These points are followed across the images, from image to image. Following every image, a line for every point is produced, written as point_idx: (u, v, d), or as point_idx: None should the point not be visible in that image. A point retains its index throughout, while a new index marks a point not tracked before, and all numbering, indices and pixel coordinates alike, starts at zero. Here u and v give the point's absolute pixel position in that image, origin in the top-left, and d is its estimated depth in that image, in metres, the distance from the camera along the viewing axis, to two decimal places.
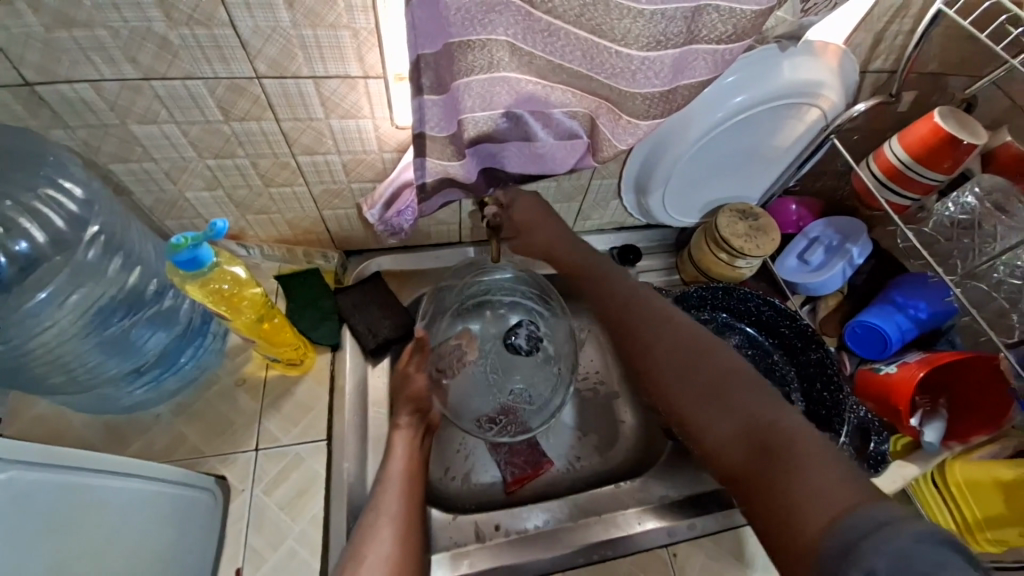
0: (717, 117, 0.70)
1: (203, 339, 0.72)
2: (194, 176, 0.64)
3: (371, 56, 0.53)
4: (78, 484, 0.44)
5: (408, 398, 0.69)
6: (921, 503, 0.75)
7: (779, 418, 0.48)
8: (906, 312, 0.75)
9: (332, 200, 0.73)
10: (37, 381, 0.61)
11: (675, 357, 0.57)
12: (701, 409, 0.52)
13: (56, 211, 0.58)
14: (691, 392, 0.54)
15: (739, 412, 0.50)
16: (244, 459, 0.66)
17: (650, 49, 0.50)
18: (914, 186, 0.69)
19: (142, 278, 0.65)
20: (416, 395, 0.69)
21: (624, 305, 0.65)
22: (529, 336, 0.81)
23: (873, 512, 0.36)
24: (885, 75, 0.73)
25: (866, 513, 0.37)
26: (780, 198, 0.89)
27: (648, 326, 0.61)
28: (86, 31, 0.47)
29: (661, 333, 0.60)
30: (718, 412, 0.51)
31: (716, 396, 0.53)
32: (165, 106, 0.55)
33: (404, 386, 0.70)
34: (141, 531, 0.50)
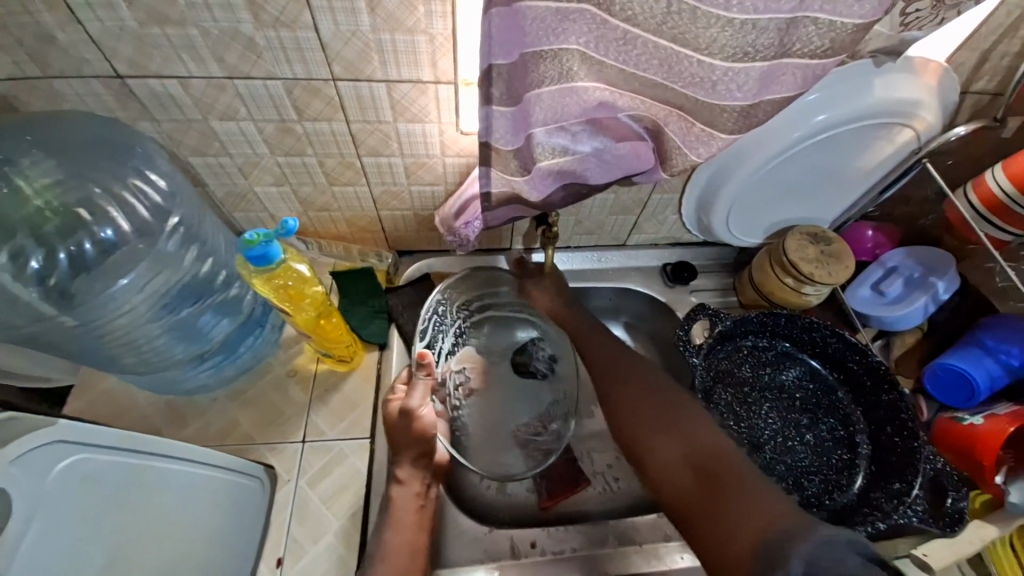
0: (794, 136, 0.66)
1: (261, 329, 0.74)
2: (264, 172, 0.66)
3: (444, 62, 0.53)
4: (144, 467, 0.46)
5: (411, 440, 0.64)
6: (998, 569, 0.67)
7: (712, 440, 0.57)
8: (997, 358, 0.68)
9: (391, 201, 0.73)
10: (111, 362, 0.63)
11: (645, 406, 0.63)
12: (654, 435, 0.60)
13: (142, 201, 0.62)
14: (650, 426, 0.61)
15: (683, 439, 0.58)
16: (290, 451, 0.68)
17: (734, 59, 0.47)
18: (1021, 220, 0.62)
19: (213, 268, 0.68)
20: (420, 435, 0.64)
21: (595, 344, 0.74)
22: (547, 356, 0.83)
23: (790, 522, 0.44)
24: (987, 97, 0.66)
25: (784, 525, 0.43)
26: (855, 222, 0.83)
27: (624, 377, 0.68)
28: (179, 29, 0.49)
29: (630, 388, 0.67)
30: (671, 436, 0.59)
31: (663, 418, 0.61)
32: (244, 103, 0.57)
33: (406, 426, 0.64)
34: (196, 515, 0.52)
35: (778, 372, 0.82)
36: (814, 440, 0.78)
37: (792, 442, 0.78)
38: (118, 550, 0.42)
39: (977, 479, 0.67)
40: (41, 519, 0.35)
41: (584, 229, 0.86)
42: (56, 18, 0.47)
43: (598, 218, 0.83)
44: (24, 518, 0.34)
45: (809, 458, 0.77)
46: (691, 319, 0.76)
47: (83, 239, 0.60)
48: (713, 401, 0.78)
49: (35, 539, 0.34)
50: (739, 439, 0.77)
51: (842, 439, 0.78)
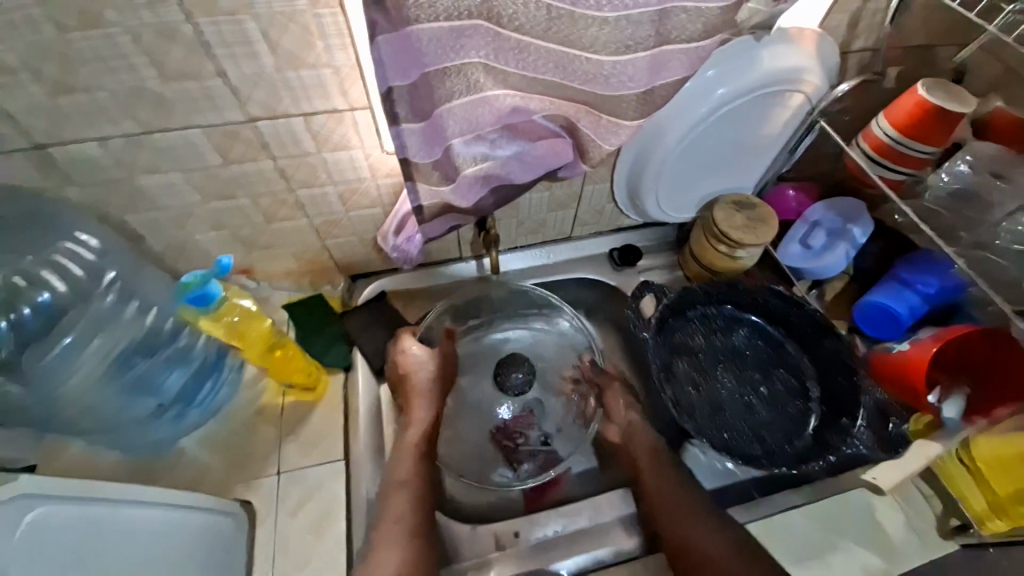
0: (701, 112, 0.70)
1: (220, 373, 0.75)
2: (199, 220, 0.67)
3: (354, 90, 0.55)
4: (107, 516, 0.49)
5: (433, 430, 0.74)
6: (949, 482, 0.73)
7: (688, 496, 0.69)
8: (914, 289, 0.74)
9: (332, 229, 0.75)
10: (62, 427, 0.64)
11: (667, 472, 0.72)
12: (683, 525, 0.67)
13: (77, 263, 0.64)
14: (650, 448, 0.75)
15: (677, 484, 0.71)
16: (267, 488, 0.69)
17: (620, 53, 0.51)
18: (908, 160, 0.68)
19: (159, 318, 0.69)
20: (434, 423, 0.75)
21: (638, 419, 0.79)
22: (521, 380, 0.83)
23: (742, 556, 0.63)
24: (869, 53, 0.72)
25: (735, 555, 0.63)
26: (775, 185, 0.88)
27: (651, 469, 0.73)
28: (90, 96, 0.50)
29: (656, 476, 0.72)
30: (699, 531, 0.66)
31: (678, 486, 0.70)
32: (166, 156, 0.58)
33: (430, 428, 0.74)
34: (183, 553, 0.54)
35: (728, 335, 0.86)
36: (770, 393, 0.82)
37: (750, 399, 0.82)
38: None
39: (913, 402, 0.72)
40: None
41: (526, 229, 0.89)
42: None
43: (539, 215, 0.86)
44: None
45: (769, 411, 0.81)
46: (637, 297, 0.83)
47: (21, 306, 0.62)
48: (672, 372, 0.82)
49: None
50: (700, 404, 0.80)
51: (796, 388, 0.82)
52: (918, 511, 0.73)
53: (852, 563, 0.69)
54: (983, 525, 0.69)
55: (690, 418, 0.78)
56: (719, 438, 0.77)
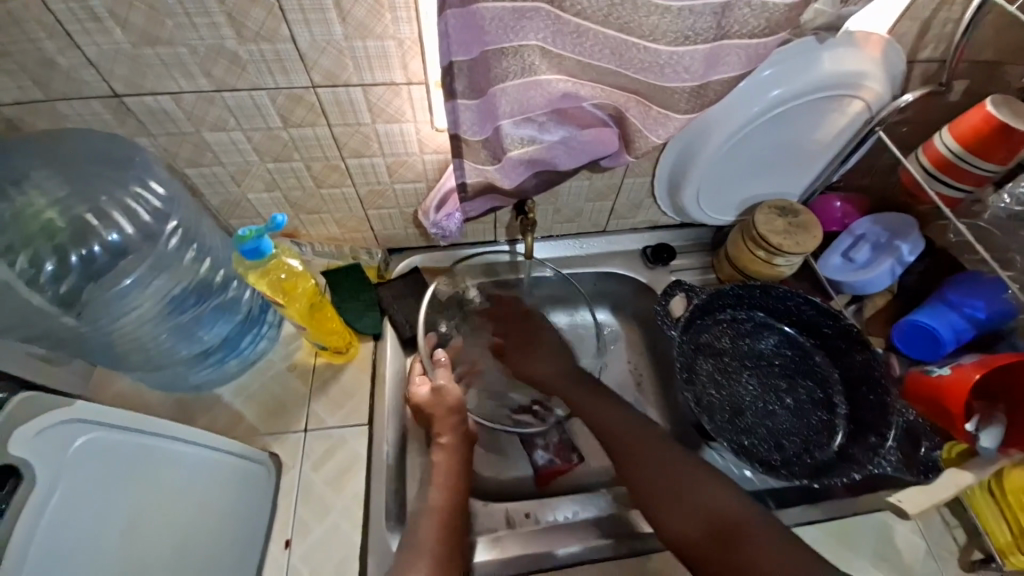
0: (753, 112, 0.70)
1: (260, 327, 0.79)
2: (255, 178, 0.71)
3: (414, 63, 0.57)
4: (155, 446, 0.51)
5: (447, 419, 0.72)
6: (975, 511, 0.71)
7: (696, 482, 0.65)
8: (960, 311, 0.72)
9: (376, 200, 0.77)
10: (118, 359, 0.70)
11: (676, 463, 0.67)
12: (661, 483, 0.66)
13: (143, 206, 0.68)
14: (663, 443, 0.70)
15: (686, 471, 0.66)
16: (293, 439, 0.72)
17: (677, 44, 0.51)
18: (968, 177, 0.65)
19: (210, 269, 0.74)
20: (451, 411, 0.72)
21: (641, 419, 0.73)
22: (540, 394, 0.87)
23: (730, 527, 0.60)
24: (936, 63, 0.69)
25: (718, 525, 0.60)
26: (821, 195, 0.87)
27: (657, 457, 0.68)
28: (170, 49, 0.53)
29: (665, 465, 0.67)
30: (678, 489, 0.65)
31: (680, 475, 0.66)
32: (233, 114, 0.61)
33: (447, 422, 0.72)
34: (206, 494, 0.57)
35: (756, 341, 0.86)
36: (794, 403, 0.81)
37: (773, 407, 0.81)
38: (124, 527, 0.46)
39: (948, 428, 0.70)
40: (61, 489, 0.40)
41: (563, 217, 0.89)
42: (55, 44, 0.51)
43: (577, 205, 0.87)
44: (44, 492, 0.39)
45: (791, 420, 0.80)
46: (667, 295, 0.82)
47: (92, 244, 0.67)
48: (695, 372, 0.82)
49: (58, 504, 0.40)
50: (722, 406, 0.80)
51: (821, 400, 0.81)
52: (937, 536, 0.72)
53: None
54: (1005, 558, 0.67)
55: (710, 418, 0.78)
56: (738, 441, 0.77)
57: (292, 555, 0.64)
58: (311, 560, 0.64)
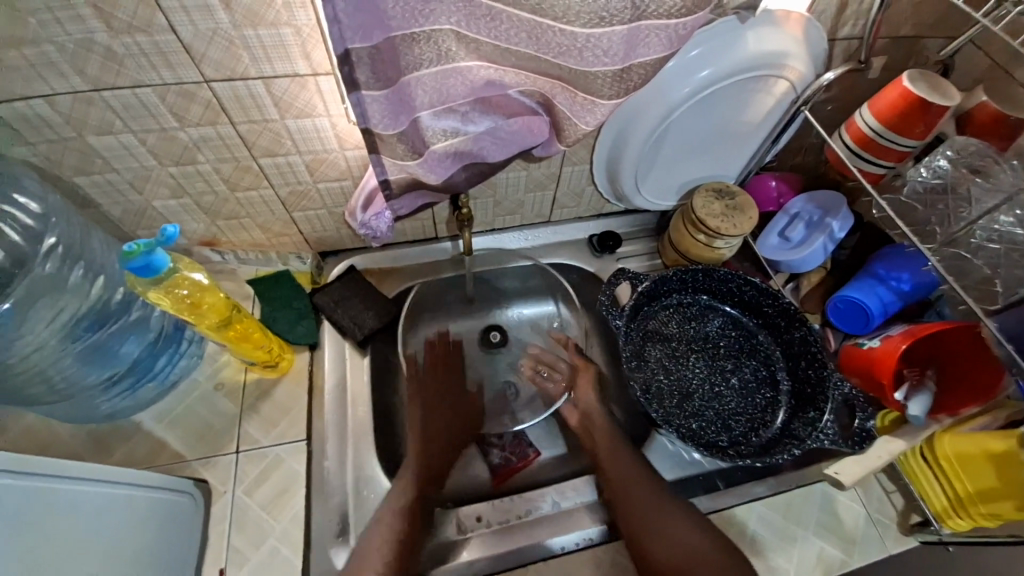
0: (683, 94, 0.69)
1: (178, 346, 0.73)
2: (158, 185, 0.65)
3: (317, 53, 0.53)
4: (48, 489, 0.46)
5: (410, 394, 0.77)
6: (912, 478, 0.74)
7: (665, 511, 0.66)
8: (888, 284, 0.74)
9: (300, 201, 0.72)
10: (15, 395, 0.64)
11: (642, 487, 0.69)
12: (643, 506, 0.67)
13: (12, 226, 0.61)
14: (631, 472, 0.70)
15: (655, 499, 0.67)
16: (225, 462, 0.68)
17: (593, 25, 0.49)
18: (888, 153, 0.67)
19: (105, 287, 0.67)
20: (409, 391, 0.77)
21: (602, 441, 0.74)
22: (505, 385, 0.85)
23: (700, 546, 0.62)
24: (855, 41, 0.70)
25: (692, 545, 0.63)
26: (758, 175, 0.87)
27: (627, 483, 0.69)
28: (35, 48, 0.47)
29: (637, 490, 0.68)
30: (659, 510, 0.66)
31: (649, 496, 0.67)
32: (119, 116, 0.55)
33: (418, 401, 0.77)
34: (115, 535, 0.52)
35: (702, 324, 0.87)
36: (739, 383, 0.83)
37: (720, 388, 0.82)
38: None
39: (880, 398, 0.72)
40: None
41: (504, 210, 0.87)
42: None
43: (516, 196, 0.84)
44: None
45: (736, 400, 0.81)
46: (612, 284, 0.79)
47: None
48: (643, 358, 0.82)
49: None
50: (670, 391, 0.80)
51: (765, 378, 0.83)
52: (877, 503, 0.75)
53: (809, 553, 0.71)
54: (944, 522, 0.69)
55: (658, 404, 0.78)
56: (685, 425, 0.77)
57: None
58: None
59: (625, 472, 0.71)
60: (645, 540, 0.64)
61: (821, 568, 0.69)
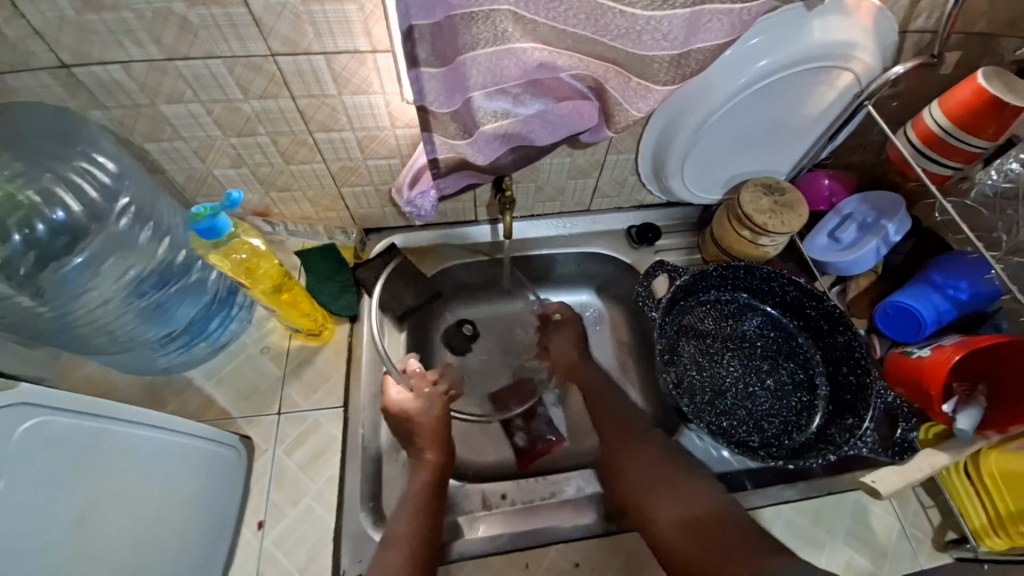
0: (739, 84, 0.67)
1: (230, 309, 0.77)
2: (219, 154, 0.68)
3: (378, 29, 0.54)
4: (109, 432, 0.50)
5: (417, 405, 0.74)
6: (952, 493, 0.71)
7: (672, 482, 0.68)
8: (943, 292, 0.71)
9: (349, 176, 0.74)
10: (83, 344, 0.69)
11: (649, 463, 0.71)
12: (654, 496, 0.67)
13: (90, 183, 0.65)
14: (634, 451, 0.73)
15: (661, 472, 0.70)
16: (267, 422, 0.71)
17: (654, 8, 0.48)
18: (956, 154, 0.63)
19: (170, 249, 0.71)
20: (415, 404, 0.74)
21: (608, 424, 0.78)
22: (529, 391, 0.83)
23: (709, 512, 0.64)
24: (929, 34, 0.66)
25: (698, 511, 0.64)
26: (810, 172, 0.84)
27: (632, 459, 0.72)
28: (115, 14, 0.49)
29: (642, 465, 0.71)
30: (672, 499, 0.66)
31: (657, 470, 0.70)
32: (189, 85, 0.58)
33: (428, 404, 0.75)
34: (168, 480, 0.56)
35: (740, 323, 0.85)
36: (775, 384, 0.81)
37: (753, 388, 0.81)
38: (81, 514, 0.45)
39: (926, 409, 0.69)
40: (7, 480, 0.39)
41: (545, 196, 0.87)
42: None
43: (559, 183, 0.84)
44: None
45: (770, 401, 0.80)
46: (650, 276, 0.78)
47: (35, 222, 0.63)
48: (676, 353, 0.81)
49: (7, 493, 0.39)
50: (702, 387, 0.80)
51: (802, 381, 0.81)
52: (913, 517, 0.72)
53: (836, 561, 0.69)
54: (981, 540, 0.67)
55: (689, 399, 0.78)
56: (716, 422, 0.77)
57: (265, 539, 0.64)
58: (284, 542, 0.64)
59: (637, 453, 0.73)
60: (651, 507, 0.66)
61: None
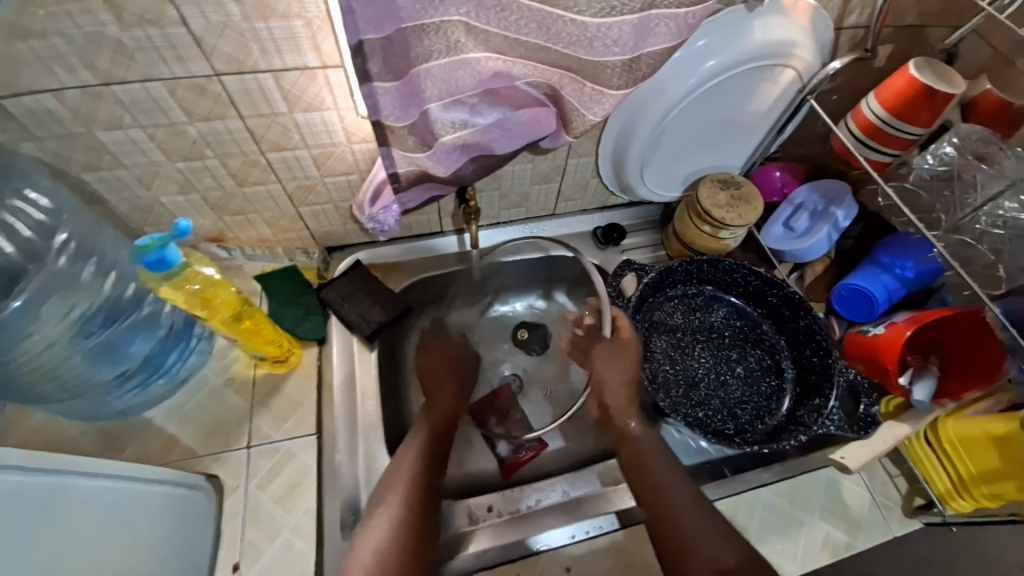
0: (690, 84, 0.69)
1: (188, 342, 0.74)
2: (165, 180, 0.64)
3: (327, 45, 0.53)
4: (65, 486, 0.46)
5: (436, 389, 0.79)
6: (914, 460, 0.75)
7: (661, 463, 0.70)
8: (892, 272, 0.75)
9: (307, 195, 0.72)
10: (27, 392, 0.64)
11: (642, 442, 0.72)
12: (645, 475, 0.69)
13: (22, 220, 0.62)
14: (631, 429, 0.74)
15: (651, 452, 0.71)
16: (236, 457, 0.68)
17: (603, 15, 0.49)
18: (894, 141, 0.67)
19: (118, 284, 0.68)
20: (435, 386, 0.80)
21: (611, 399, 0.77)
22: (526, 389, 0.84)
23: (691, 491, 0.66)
24: (861, 30, 0.70)
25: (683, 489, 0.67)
26: (762, 165, 0.88)
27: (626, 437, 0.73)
28: (43, 41, 0.46)
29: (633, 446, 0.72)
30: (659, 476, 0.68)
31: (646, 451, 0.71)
32: (128, 111, 0.55)
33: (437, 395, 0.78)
34: (132, 531, 0.52)
35: (707, 315, 0.87)
36: (745, 372, 0.83)
37: (725, 377, 0.83)
38: None
39: (885, 384, 0.73)
40: None
41: (510, 203, 0.87)
42: None
43: (522, 189, 0.85)
44: None
45: (742, 389, 0.82)
46: (619, 275, 0.79)
47: None
48: (649, 349, 0.83)
49: None
50: (676, 381, 0.81)
51: (770, 366, 0.84)
52: (881, 486, 0.76)
53: (815, 539, 0.72)
54: (947, 504, 0.70)
55: (665, 394, 0.79)
56: (692, 414, 0.78)
57: None
58: None
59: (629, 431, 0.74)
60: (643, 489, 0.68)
61: (827, 553, 0.71)
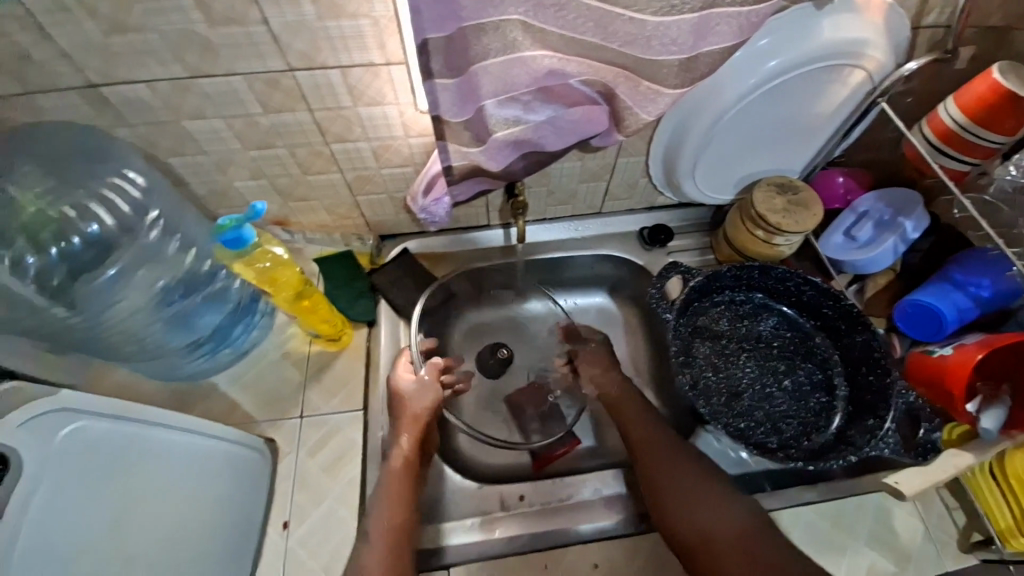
0: (749, 85, 0.66)
1: (252, 317, 0.80)
2: (239, 167, 0.70)
3: (391, 43, 0.55)
4: (141, 435, 0.53)
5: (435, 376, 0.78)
6: (975, 492, 0.70)
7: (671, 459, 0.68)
8: (965, 290, 0.69)
9: (364, 185, 0.76)
10: (113, 350, 0.72)
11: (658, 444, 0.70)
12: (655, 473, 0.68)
13: (122, 197, 0.68)
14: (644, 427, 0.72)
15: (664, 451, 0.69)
16: (290, 426, 0.73)
17: (664, 13, 0.48)
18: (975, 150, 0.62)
19: (196, 259, 0.75)
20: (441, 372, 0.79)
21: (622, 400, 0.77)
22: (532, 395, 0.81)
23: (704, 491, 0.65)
24: (943, 29, 0.65)
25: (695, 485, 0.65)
26: (824, 171, 0.84)
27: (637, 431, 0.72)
28: (139, 36, 0.52)
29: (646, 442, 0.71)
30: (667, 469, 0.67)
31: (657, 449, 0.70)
32: (210, 102, 0.60)
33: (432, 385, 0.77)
34: (199, 481, 0.58)
35: (755, 323, 0.85)
36: (792, 385, 0.80)
37: (771, 389, 0.80)
38: (116, 514, 0.48)
39: (950, 410, 0.68)
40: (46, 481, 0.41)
41: (557, 199, 0.88)
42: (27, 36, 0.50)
43: (570, 186, 0.85)
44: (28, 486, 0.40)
45: (788, 403, 0.79)
46: (663, 278, 0.77)
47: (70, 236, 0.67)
48: (691, 355, 0.81)
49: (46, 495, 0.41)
50: (717, 389, 0.79)
51: (820, 382, 0.80)
52: (937, 519, 0.71)
53: (859, 564, 0.68)
54: (1007, 542, 0.65)
55: (705, 401, 0.77)
56: (733, 424, 0.76)
57: (289, 540, 0.65)
58: (307, 543, 0.65)
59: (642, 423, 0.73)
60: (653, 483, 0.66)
61: None
